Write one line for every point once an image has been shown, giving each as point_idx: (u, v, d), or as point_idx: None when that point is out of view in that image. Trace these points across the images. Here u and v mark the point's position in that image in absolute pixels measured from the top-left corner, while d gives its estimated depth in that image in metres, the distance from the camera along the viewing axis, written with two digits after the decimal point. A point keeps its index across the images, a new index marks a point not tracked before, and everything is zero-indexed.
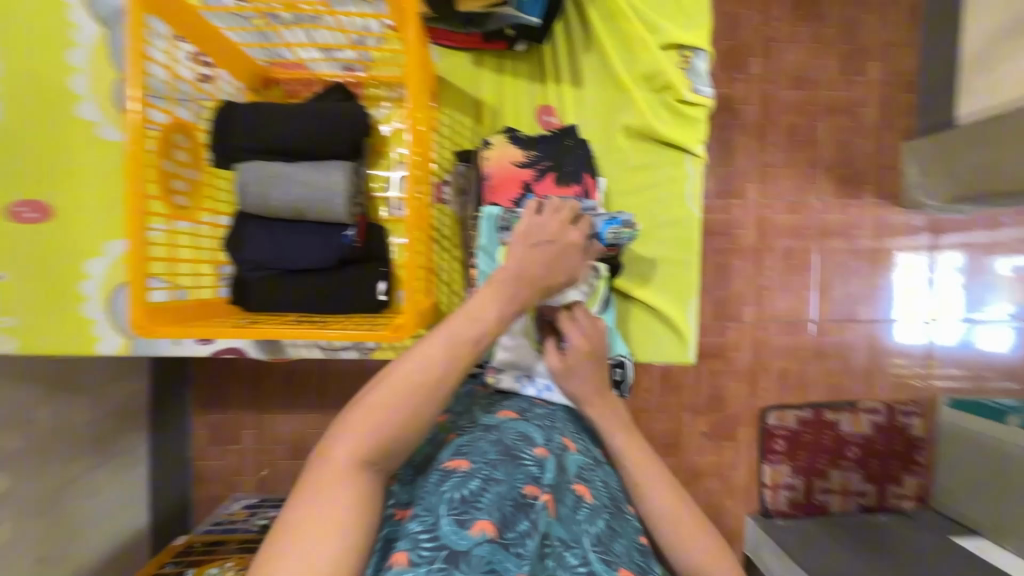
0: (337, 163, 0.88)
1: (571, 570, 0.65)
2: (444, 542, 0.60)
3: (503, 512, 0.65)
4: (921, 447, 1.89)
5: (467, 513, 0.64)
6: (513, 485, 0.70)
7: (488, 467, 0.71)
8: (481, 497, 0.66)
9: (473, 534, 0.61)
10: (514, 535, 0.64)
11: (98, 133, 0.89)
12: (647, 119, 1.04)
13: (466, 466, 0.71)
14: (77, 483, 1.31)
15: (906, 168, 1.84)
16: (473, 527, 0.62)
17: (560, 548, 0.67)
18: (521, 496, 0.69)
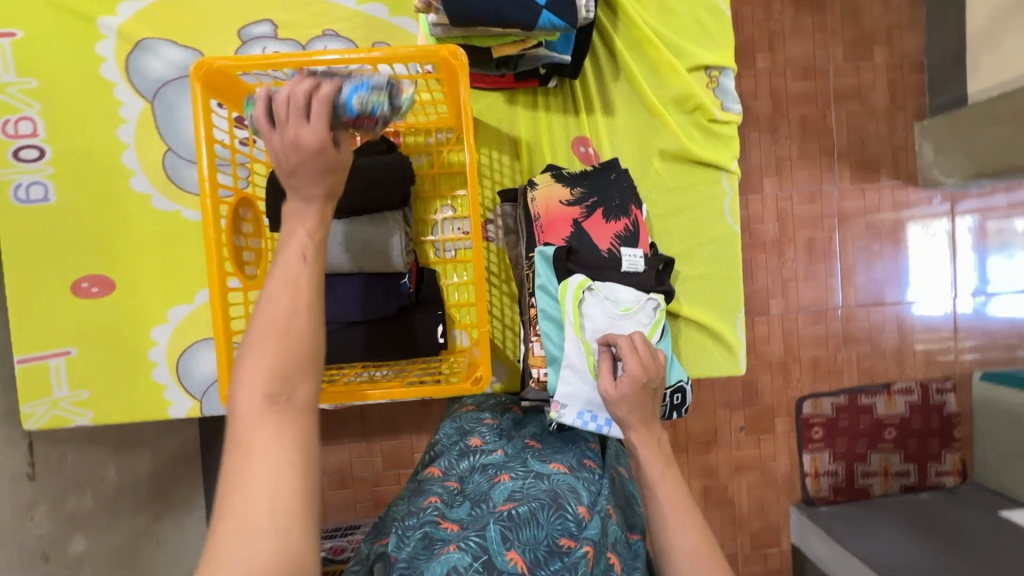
0: (388, 216, 0.89)
1: None
2: (485, 555, 0.63)
3: (536, 554, 0.65)
4: (958, 423, 1.89)
5: (507, 540, 0.65)
6: (553, 530, 0.68)
7: (535, 508, 0.70)
8: (523, 530, 0.67)
9: (509, 564, 0.63)
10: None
11: (151, 205, 0.97)
12: (684, 141, 0.98)
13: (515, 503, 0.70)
14: (146, 534, 1.40)
15: (920, 148, 1.84)
16: (510, 556, 0.64)
17: None
18: (556, 545, 0.67)
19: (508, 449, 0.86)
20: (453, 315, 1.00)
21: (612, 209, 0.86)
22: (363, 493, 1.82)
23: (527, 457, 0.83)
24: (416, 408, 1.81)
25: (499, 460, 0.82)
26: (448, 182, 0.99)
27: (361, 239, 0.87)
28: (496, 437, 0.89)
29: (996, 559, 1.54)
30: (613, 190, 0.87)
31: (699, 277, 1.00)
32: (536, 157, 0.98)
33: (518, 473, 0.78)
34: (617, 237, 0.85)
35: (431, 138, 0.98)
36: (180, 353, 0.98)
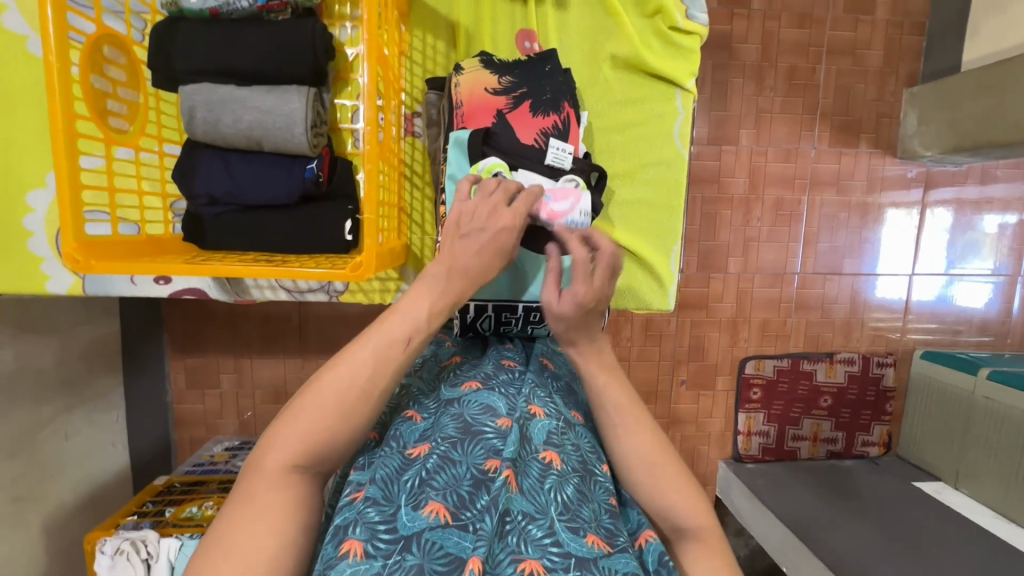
0: (292, 88, 0.78)
1: (535, 543, 0.59)
2: (400, 531, 0.57)
3: (459, 495, 0.61)
4: (892, 398, 1.91)
5: (423, 494, 0.60)
6: (470, 465, 0.64)
7: (446, 445, 0.65)
8: (437, 478, 0.62)
9: (425, 517, 0.58)
10: (471, 518, 0.59)
11: (25, 50, 0.84)
12: (637, 47, 0.88)
13: (423, 454, 0.65)
14: (50, 425, 1.35)
15: (906, 117, 1.75)
16: (426, 510, 0.59)
17: (523, 522, 0.61)
18: (479, 473, 0.63)
19: (424, 376, 0.80)
20: None
21: (541, 101, 0.78)
22: None
23: (438, 387, 0.76)
24: (356, 328, 1.75)
25: (414, 392, 0.76)
26: None
27: (257, 108, 0.77)
28: (421, 368, 0.82)
29: (902, 525, 1.60)
30: (548, 84, 0.79)
31: (637, 202, 0.93)
32: (473, 45, 0.87)
33: (428, 412, 0.72)
34: (544, 131, 0.78)
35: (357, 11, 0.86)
36: (60, 225, 0.88)
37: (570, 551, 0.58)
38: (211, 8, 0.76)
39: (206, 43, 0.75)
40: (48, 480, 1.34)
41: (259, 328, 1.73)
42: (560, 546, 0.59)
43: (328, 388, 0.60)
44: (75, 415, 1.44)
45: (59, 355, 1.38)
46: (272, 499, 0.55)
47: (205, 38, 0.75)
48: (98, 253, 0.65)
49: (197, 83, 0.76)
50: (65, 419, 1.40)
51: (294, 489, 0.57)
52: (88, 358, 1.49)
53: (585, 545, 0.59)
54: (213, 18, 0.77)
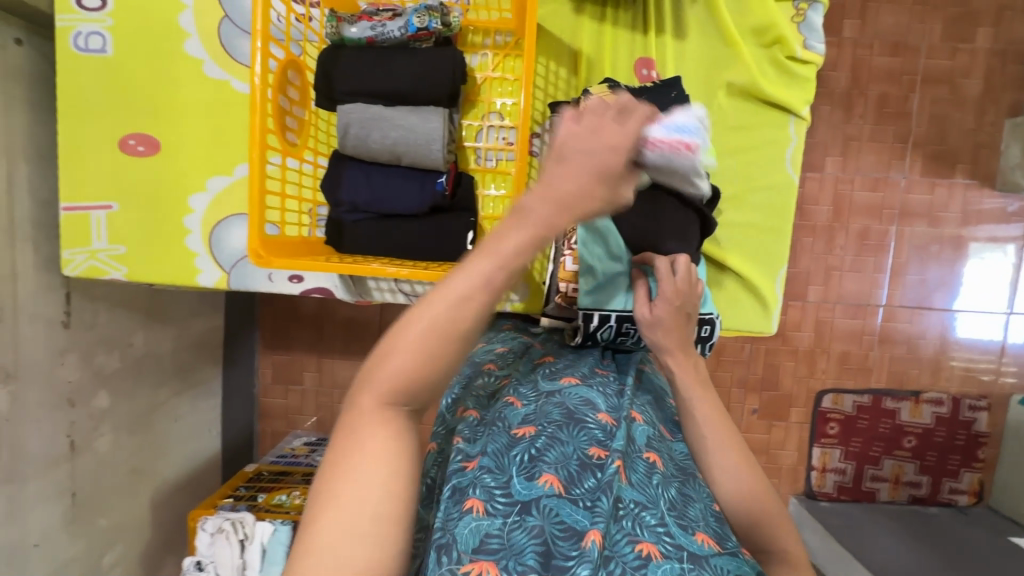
0: (434, 109, 0.85)
1: (650, 529, 0.60)
2: (517, 497, 0.60)
3: (570, 470, 0.63)
4: (985, 444, 1.79)
5: (536, 467, 0.63)
6: (578, 447, 0.66)
7: (553, 427, 0.68)
8: (548, 455, 0.64)
9: (542, 486, 0.61)
10: (583, 494, 0.62)
11: (201, 71, 0.96)
12: (754, 75, 0.91)
13: (530, 434, 0.67)
14: (164, 407, 1.48)
15: (1007, 148, 1.68)
16: (542, 479, 0.62)
17: (636, 510, 0.62)
18: (585, 457, 0.65)
19: (517, 370, 0.83)
20: (484, 227, 0.96)
21: (668, 126, 0.82)
22: None
23: (535, 379, 0.79)
24: None
25: (512, 382, 0.79)
26: (498, 87, 0.95)
27: (403, 126, 0.84)
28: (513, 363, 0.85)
29: None
30: (672, 109, 0.83)
31: (744, 226, 0.95)
32: (595, 72, 0.93)
33: (528, 398, 0.74)
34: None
35: (489, 40, 0.94)
36: (213, 225, 0.99)
37: (682, 544, 0.60)
38: (369, 37, 0.85)
39: (364, 68, 0.84)
40: (158, 458, 1.46)
41: (342, 332, 1.81)
42: (671, 536, 0.61)
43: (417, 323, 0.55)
44: (182, 400, 1.57)
45: (176, 343, 1.52)
46: (375, 438, 0.54)
47: (363, 64, 0.84)
48: (276, 250, 0.74)
49: (352, 102, 0.85)
50: (175, 402, 1.53)
51: (393, 431, 0.55)
52: (196, 347, 1.62)
53: (695, 540, 0.61)
54: (368, 46, 0.86)
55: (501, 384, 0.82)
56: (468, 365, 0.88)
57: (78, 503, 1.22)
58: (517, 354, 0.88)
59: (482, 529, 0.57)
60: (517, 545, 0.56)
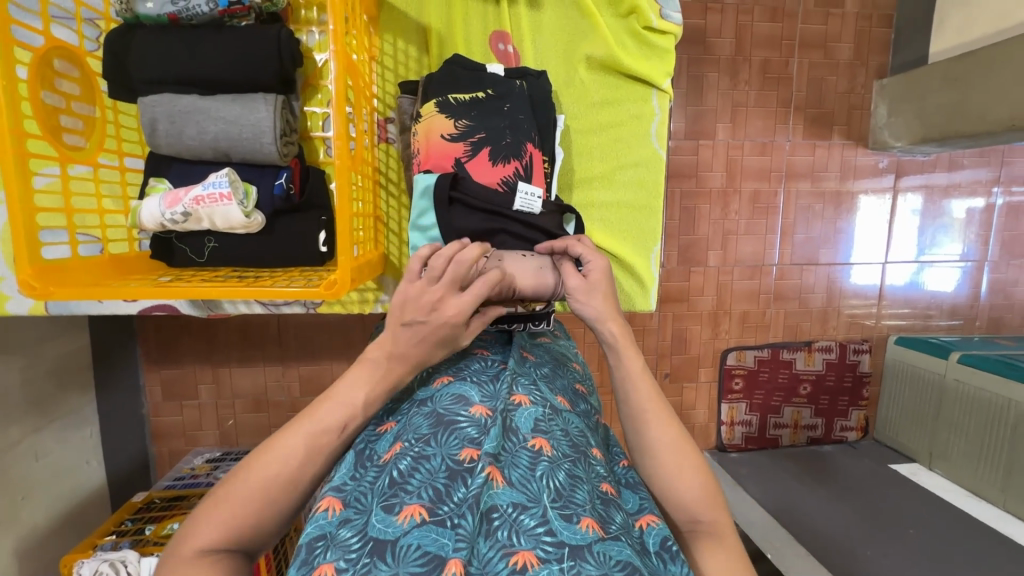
0: (258, 97, 0.75)
1: (529, 535, 0.53)
2: (371, 534, 0.52)
3: (437, 489, 0.56)
4: (868, 383, 1.93)
5: (396, 497, 0.55)
6: (446, 456, 0.59)
7: (420, 444, 0.60)
8: (414, 479, 0.57)
9: (402, 522, 0.53)
10: (449, 511, 0.55)
11: None
12: (613, 48, 0.87)
13: (396, 454, 0.60)
14: (20, 446, 1.30)
15: (876, 109, 1.77)
16: (402, 514, 0.54)
17: (512, 514, 0.55)
18: (454, 464, 0.59)
19: (393, 378, 0.74)
20: None
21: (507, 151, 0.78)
22: (278, 418, 1.74)
23: (410, 388, 0.71)
24: (336, 333, 1.72)
25: (383, 395, 0.70)
26: None
27: (223, 119, 0.74)
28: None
29: (884, 506, 1.64)
30: (504, 128, 0.79)
31: (616, 205, 0.93)
32: (446, 48, 0.86)
33: (401, 416, 0.67)
34: (504, 179, 0.78)
35: (324, 15, 0.83)
36: None
37: (564, 539, 0.53)
38: (170, 13, 0.72)
39: (166, 53, 0.72)
40: (21, 503, 1.29)
41: (238, 336, 1.69)
42: (554, 534, 0.54)
43: (253, 482, 0.58)
44: (44, 434, 1.39)
45: (27, 373, 1.33)
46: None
47: (163, 45, 0.72)
48: (60, 278, 0.63)
49: (157, 93, 0.73)
50: (34, 438, 1.35)
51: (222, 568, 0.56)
52: (57, 373, 1.44)
53: (579, 531, 0.54)
54: (172, 24, 0.73)
55: None
56: None
57: None
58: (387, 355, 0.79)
59: None
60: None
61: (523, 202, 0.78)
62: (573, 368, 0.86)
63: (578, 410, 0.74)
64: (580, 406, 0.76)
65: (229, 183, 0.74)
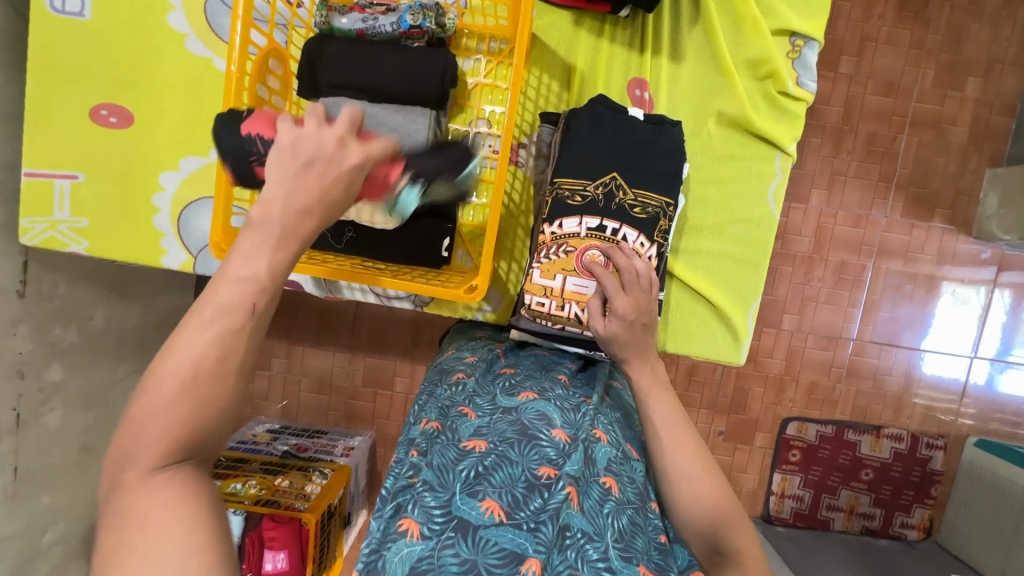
0: (419, 110, 0.83)
1: (591, 565, 0.58)
2: (455, 513, 0.56)
3: (514, 495, 0.59)
4: (937, 482, 1.81)
5: (480, 486, 0.59)
6: (527, 465, 0.62)
7: (504, 446, 0.64)
8: (495, 472, 0.61)
9: (483, 514, 0.56)
10: (528, 517, 0.57)
11: (182, 46, 0.93)
12: (745, 107, 0.91)
13: (481, 449, 0.64)
14: (122, 384, 1.43)
15: (984, 198, 1.70)
16: (483, 504, 0.57)
17: (581, 540, 0.59)
18: (533, 476, 0.61)
19: (477, 378, 0.80)
20: (462, 234, 0.94)
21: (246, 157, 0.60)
22: (337, 402, 1.82)
23: (494, 391, 0.76)
24: (405, 331, 1.78)
25: (467, 394, 0.75)
26: (488, 94, 0.93)
27: (385, 125, 0.82)
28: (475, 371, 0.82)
29: None
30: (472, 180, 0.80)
31: (722, 256, 0.95)
32: (587, 88, 0.93)
33: (484, 413, 0.71)
34: (588, 231, 0.82)
35: (483, 46, 0.92)
36: (184, 205, 0.96)
37: None
38: (360, 29, 0.83)
39: (350, 63, 0.81)
40: (111, 436, 1.41)
41: (317, 319, 1.78)
42: (613, 570, 0.58)
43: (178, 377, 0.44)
44: None
45: (140, 319, 1.47)
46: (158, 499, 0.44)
47: (350, 57, 0.82)
48: (238, 243, 0.73)
49: (335, 96, 0.83)
50: (133, 379, 1.48)
51: (177, 485, 0.45)
52: (162, 326, 1.57)
53: (638, 574, 0.59)
54: (359, 38, 0.84)
55: (456, 384, 0.78)
56: (428, 376, 0.88)
57: (19, 480, 1.15)
58: (471, 362, 0.85)
59: (413, 556, 0.53)
60: (446, 567, 0.52)
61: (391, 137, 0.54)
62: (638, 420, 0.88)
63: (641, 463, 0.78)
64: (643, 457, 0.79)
65: None
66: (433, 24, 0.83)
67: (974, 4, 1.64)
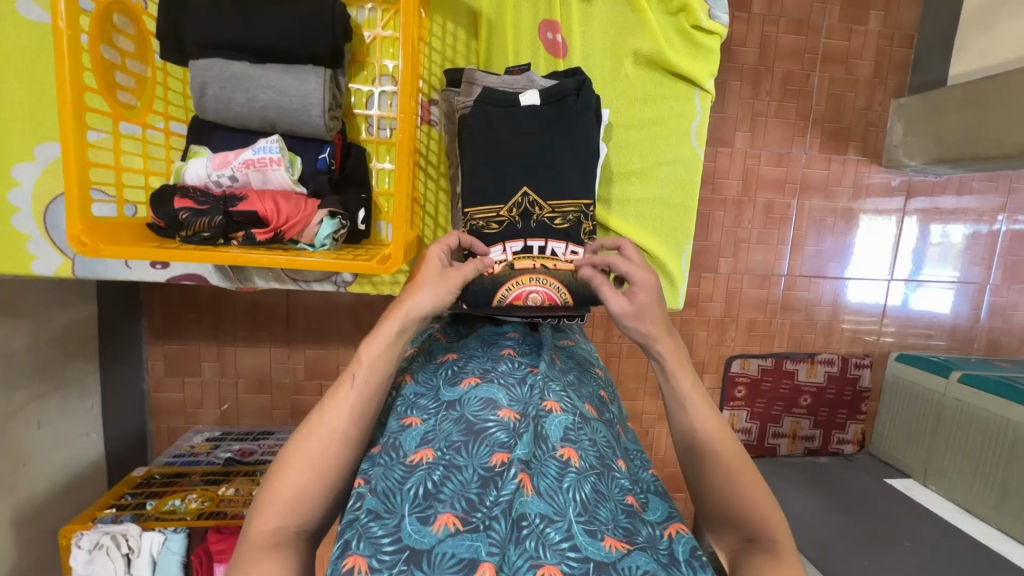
0: (308, 68, 0.74)
1: (555, 550, 0.52)
2: (405, 542, 0.52)
3: (468, 498, 0.55)
4: (866, 398, 1.95)
5: (430, 508, 0.55)
6: (476, 463, 0.58)
7: (451, 453, 0.59)
8: (444, 488, 0.56)
9: (436, 531, 0.52)
10: (482, 516, 0.54)
11: (12, 9, 0.78)
12: (660, 44, 0.88)
13: (428, 461, 0.59)
14: (23, 413, 1.27)
15: (891, 127, 1.78)
16: (436, 523, 0.53)
17: (540, 526, 0.54)
18: (485, 472, 0.57)
19: (416, 375, 0.72)
20: (379, 204, 0.87)
21: (170, 192, 0.69)
22: (281, 400, 1.70)
23: (437, 383, 0.70)
24: (345, 318, 1.68)
25: (410, 396, 0.68)
26: (389, 48, 0.85)
27: (272, 88, 0.73)
28: (415, 363, 0.74)
29: (877, 519, 1.65)
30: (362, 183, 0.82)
31: (653, 203, 0.93)
32: (495, 34, 0.87)
33: (428, 414, 0.65)
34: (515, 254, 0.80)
35: None
36: (49, 201, 0.83)
37: (588, 555, 0.52)
38: None
39: (220, 17, 0.71)
40: (18, 471, 1.26)
41: (245, 316, 1.64)
42: (579, 550, 0.52)
43: (298, 459, 0.59)
44: (47, 402, 1.36)
45: (33, 339, 1.31)
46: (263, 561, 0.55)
47: (219, 10, 0.71)
48: (108, 236, 0.63)
49: (209, 57, 0.72)
50: (37, 406, 1.32)
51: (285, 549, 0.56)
52: (62, 343, 1.41)
53: (603, 549, 0.53)
54: None
55: (400, 381, 0.72)
56: None
57: None
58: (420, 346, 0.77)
59: None
60: None
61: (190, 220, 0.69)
62: (596, 373, 0.84)
63: (605, 420, 0.72)
64: (605, 414, 0.74)
65: (279, 149, 0.73)
66: None
67: None
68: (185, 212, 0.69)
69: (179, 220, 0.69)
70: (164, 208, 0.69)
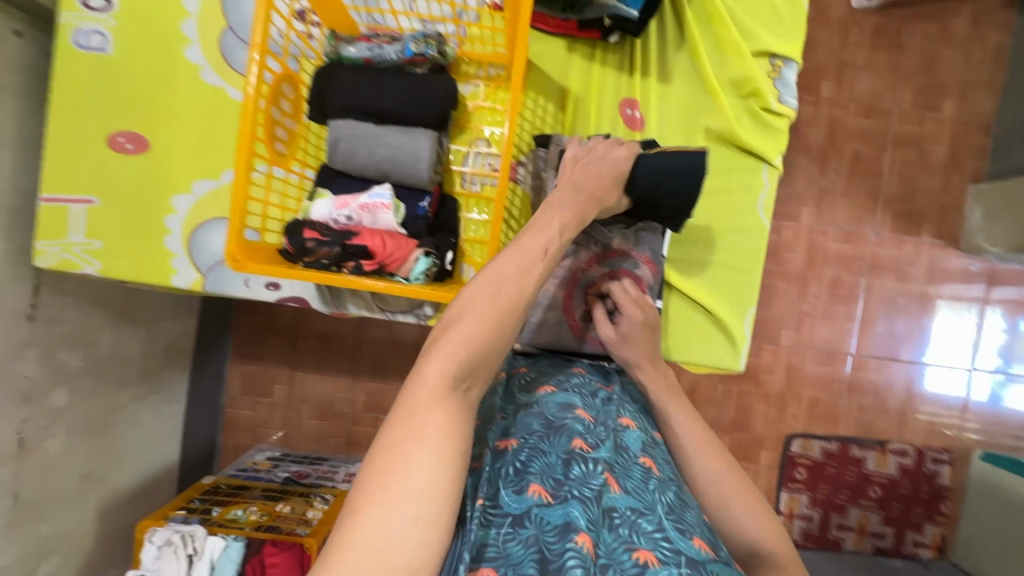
0: (422, 130, 0.87)
1: (648, 537, 0.57)
2: (506, 508, 0.56)
3: (556, 478, 0.60)
4: (947, 497, 1.78)
5: (523, 479, 0.59)
6: (560, 451, 0.62)
7: (535, 438, 0.64)
8: (534, 462, 0.61)
9: (530, 498, 0.57)
10: (572, 494, 0.58)
11: (198, 76, 0.98)
12: (731, 123, 0.96)
13: (514, 446, 0.64)
14: (124, 410, 1.42)
15: (969, 212, 1.74)
16: (530, 491, 0.58)
17: (632, 516, 0.58)
18: (569, 458, 0.62)
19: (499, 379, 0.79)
20: (465, 249, 0.96)
21: (301, 224, 0.82)
22: (339, 428, 1.79)
23: (512, 391, 0.75)
24: (407, 355, 1.78)
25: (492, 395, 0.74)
26: (488, 116, 0.97)
27: (391, 144, 0.87)
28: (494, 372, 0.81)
29: None
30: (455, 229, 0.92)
31: (718, 267, 0.98)
32: (581, 108, 0.99)
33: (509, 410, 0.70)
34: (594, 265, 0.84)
35: (482, 71, 0.97)
36: (195, 226, 0.99)
37: (679, 548, 0.56)
38: (365, 57, 0.88)
39: (358, 88, 0.86)
40: (111, 463, 1.39)
41: (319, 344, 1.78)
42: (670, 541, 0.57)
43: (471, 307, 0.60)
44: (143, 403, 1.51)
45: (144, 345, 1.48)
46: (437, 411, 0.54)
47: (357, 82, 0.87)
48: (253, 254, 0.77)
49: (343, 118, 0.88)
50: (135, 406, 1.48)
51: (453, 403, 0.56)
52: (164, 351, 1.58)
53: (693, 547, 0.57)
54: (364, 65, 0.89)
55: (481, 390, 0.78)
56: None
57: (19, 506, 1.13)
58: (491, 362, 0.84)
59: None
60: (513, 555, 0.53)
61: (314, 248, 0.81)
62: None
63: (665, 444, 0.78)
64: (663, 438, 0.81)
65: (389, 196, 0.86)
66: (434, 52, 0.87)
67: (945, 32, 1.72)
68: (311, 242, 0.81)
69: (305, 247, 0.81)
70: (294, 237, 0.82)
